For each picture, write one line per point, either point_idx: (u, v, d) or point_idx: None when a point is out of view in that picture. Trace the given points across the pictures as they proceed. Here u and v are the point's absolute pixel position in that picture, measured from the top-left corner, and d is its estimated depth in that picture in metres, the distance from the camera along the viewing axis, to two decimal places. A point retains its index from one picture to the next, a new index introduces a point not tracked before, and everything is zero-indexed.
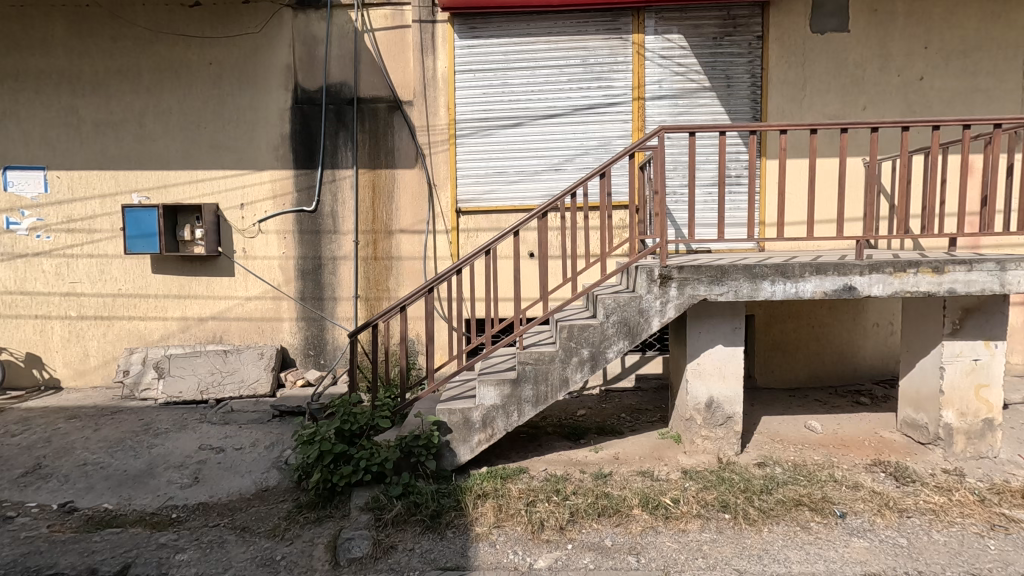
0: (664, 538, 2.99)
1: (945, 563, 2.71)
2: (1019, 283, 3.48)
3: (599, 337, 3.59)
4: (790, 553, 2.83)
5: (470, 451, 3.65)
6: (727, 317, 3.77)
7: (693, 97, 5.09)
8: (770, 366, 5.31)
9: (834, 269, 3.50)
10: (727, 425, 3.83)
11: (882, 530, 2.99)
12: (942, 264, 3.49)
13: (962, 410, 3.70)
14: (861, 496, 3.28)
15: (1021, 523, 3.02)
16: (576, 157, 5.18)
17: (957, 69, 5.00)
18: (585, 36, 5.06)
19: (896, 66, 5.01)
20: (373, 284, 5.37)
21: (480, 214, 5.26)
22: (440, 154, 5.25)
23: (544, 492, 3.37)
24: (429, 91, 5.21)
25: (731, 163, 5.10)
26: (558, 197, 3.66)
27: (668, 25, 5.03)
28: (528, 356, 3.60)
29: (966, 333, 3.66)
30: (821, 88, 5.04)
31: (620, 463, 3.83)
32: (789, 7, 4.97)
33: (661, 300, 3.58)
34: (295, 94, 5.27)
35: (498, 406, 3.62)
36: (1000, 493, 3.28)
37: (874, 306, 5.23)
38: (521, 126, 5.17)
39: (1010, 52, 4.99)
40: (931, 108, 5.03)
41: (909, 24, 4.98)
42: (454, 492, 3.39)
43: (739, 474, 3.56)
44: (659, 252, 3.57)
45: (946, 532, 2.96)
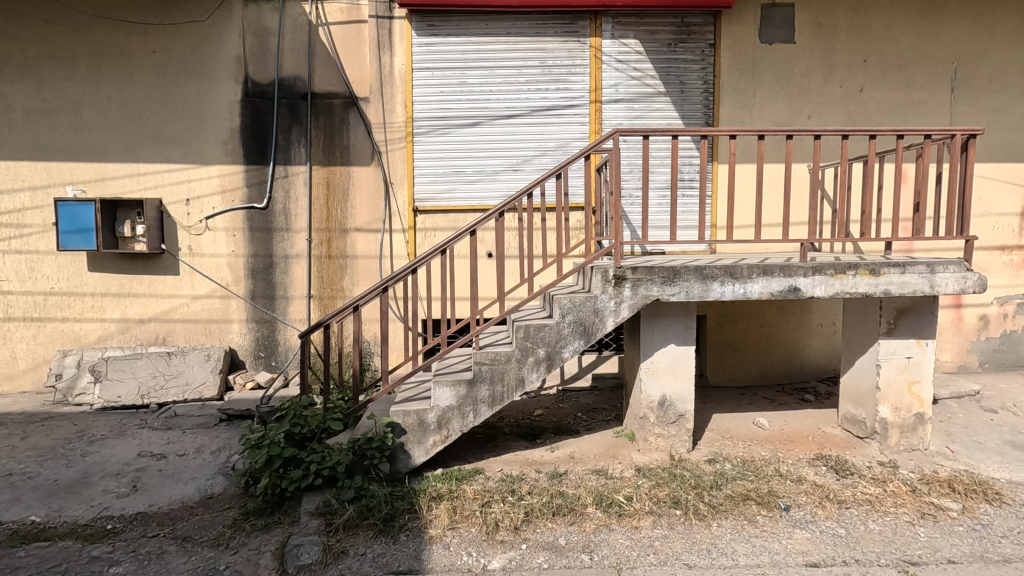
0: (617, 536, 3.03)
1: (879, 551, 2.84)
2: (947, 285, 3.68)
3: (554, 337, 3.61)
4: (737, 546, 2.91)
5: (426, 452, 3.61)
6: (679, 317, 3.85)
7: (648, 101, 5.19)
8: (721, 365, 5.47)
9: (780, 270, 3.63)
10: (679, 422, 3.93)
11: (823, 522, 3.11)
12: (878, 266, 3.67)
13: (897, 405, 3.90)
14: (804, 489, 3.41)
15: (949, 511, 3.20)
16: (534, 158, 5.20)
17: (893, 82, 5.28)
18: (543, 37, 5.09)
19: (839, 77, 5.25)
20: (327, 283, 5.24)
21: (438, 214, 5.21)
22: (397, 151, 5.17)
23: (499, 493, 3.37)
24: (385, 88, 5.13)
25: (684, 167, 5.23)
26: (515, 197, 3.64)
27: (625, 29, 5.11)
28: (484, 356, 3.58)
29: (901, 332, 3.85)
30: (770, 96, 5.23)
31: (575, 462, 3.87)
32: (740, 17, 5.14)
33: (616, 300, 3.62)
34: (246, 87, 5.10)
35: (454, 407, 3.59)
36: (930, 483, 3.47)
37: (819, 307, 5.46)
38: (480, 125, 5.15)
39: (941, 67, 5.30)
40: (870, 118, 5.29)
41: (850, 37, 5.22)
42: (409, 494, 3.34)
43: (690, 470, 3.65)
44: (614, 252, 3.61)
45: (881, 522, 3.10)
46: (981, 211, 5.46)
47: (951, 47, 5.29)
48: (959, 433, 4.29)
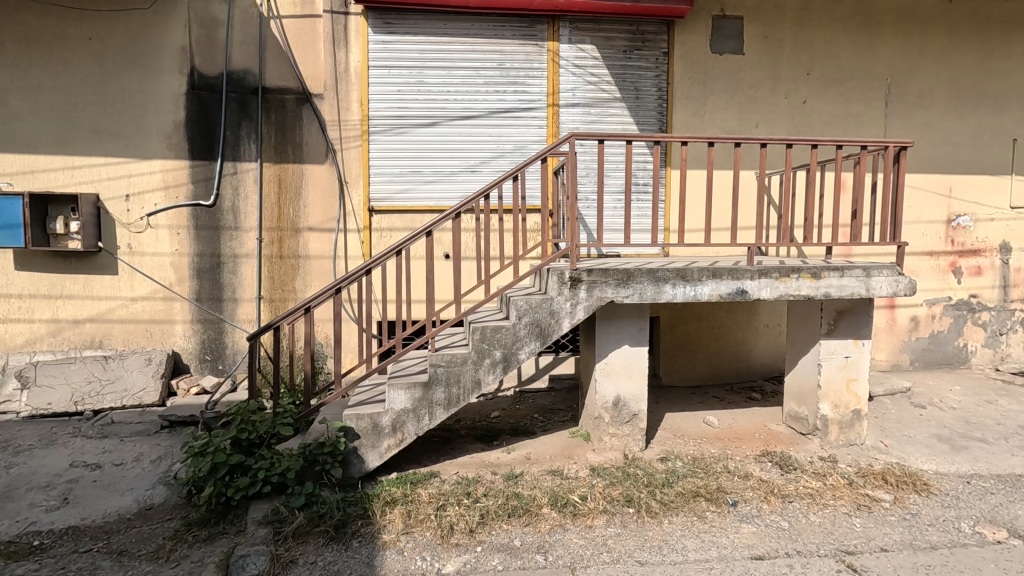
0: (571, 535, 3.05)
1: (819, 542, 2.97)
2: (882, 288, 3.89)
3: (511, 338, 3.61)
4: (687, 542, 2.98)
5: (380, 457, 3.54)
6: (633, 318, 3.93)
7: (604, 106, 5.28)
8: (674, 365, 5.61)
9: (728, 273, 3.76)
10: (633, 422, 4.00)
11: (768, 515, 3.23)
12: (820, 270, 3.83)
13: (836, 402, 4.09)
14: (750, 484, 3.53)
15: (882, 502, 3.38)
16: (492, 159, 5.20)
17: (834, 94, 5.55)
18: (501, 40, 5.10)
19: (784, 88, 5.48)
20: (278, 284, 5.08)
21: (394, 214, 5.14)
22: (352, 150, 5.07)
23: (454, 496, 3.34)
24: (340, 85, 5.02)
25: (638, 172, 5.35)
26: (472, 198, 3.62)
27: (582, 35, 5.19)
28: (440, 358, 3.56)
29: (840, 332, 4.05)
30: (720, 105, 5.41)
31: (531, 463, 3.89)
32: (692, 27, 5.29)
33: (572, 301, 3.66)
34: (191, 79, 4.89)
35: (409, 410, 3.55)
36: (866, 476, 3.65)
37: (766, 308, 5.67)
38: (437, 125, 5.11)
39: (877, 82, 5.60)
40: (813, 129, 5.55)
41: (794, 51, 5.46)
42: (361, 499, 3.28)
43: (643, 469, 3.72)
44: (570, 255, 3.65)
45: (820, 514, 3.25)
46: (913, 219, 5.80)
47: (885, 64, 5.60)
48: (891, 428, 4.54)
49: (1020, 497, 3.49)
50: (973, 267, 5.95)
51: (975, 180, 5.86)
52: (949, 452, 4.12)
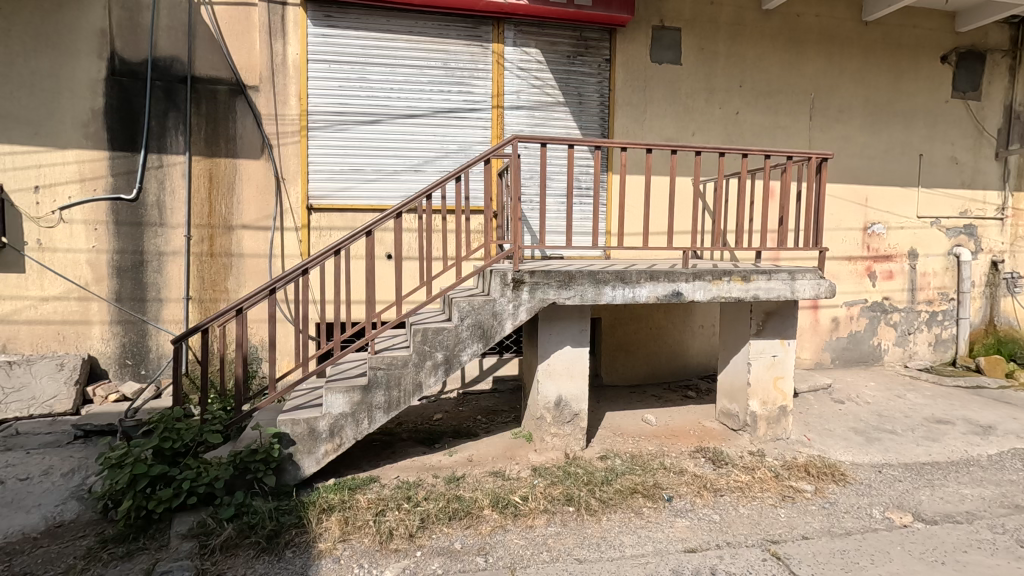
0: (512, 536, 3.06)
1: (748, 533, 3.11)
2: (806, 291, 4.13)
3: (453, 340, 3.59)
4: (625, 538, 3.05)
5: (317, 463, 3.43)
6: (575, 319, 3.98)
7: (548, 110, 5.34)
8: (615, 365, 5.74)
9: (665, 275, 3.88)
10: (574, 422, 4.06)
11: (701, 509, 3.36)
12: (749, 273, 4.02)
13: (764, 399, 4.30)
14: (685, 480, 3.67)
15: (804, 492, 3.58)
16: (436, 159, 5.15)
17: (764, 107, 5.85)
18: (446, 39, 5.07)
19: (719, 99, 5.72)
20: (208, 284, 4.83)
21: (335, 212, 4.99)
22: (290, 145, 4.89)
23: (395, 500, 3.28)
24: (277, 78, 4.84)
25: (581, 176, 5.45)
26: (414, 198, 3.55)
27: (526, 38, 5.23)
28: (380, 361, 3.49)
29: (768, 333, 4.26)
30: (659, 113, 5.59)
31: (473, 465, 3.87)
32: (633, 36, 5.43)
33: (514, 303, 3.68)
34: (111, 65, 4.58)
35: (347, 414, 3.45)
36: (791, 468, 3.87)
37: (700, 309, 5.90)
38: (380, 123, 5.02)
39: (802, 97, 5.95)
40: (745, 139, 5.83)
41: (728, 63, 5.71)
42: (296, 508, 3.16)
43: (583, 467, 3.79)
44: (513, 257, 3.67)
45: (749, 506, 3.41)
46: (833, 226, 6.20)
47: (810, 80, 5.95)
48: (814, 422, 4.82)
49: (924, 483, 3.79)
50: (886, 271, 6.42)
51: (887, 191, 6.33)
52: (863, 443, 4.43)
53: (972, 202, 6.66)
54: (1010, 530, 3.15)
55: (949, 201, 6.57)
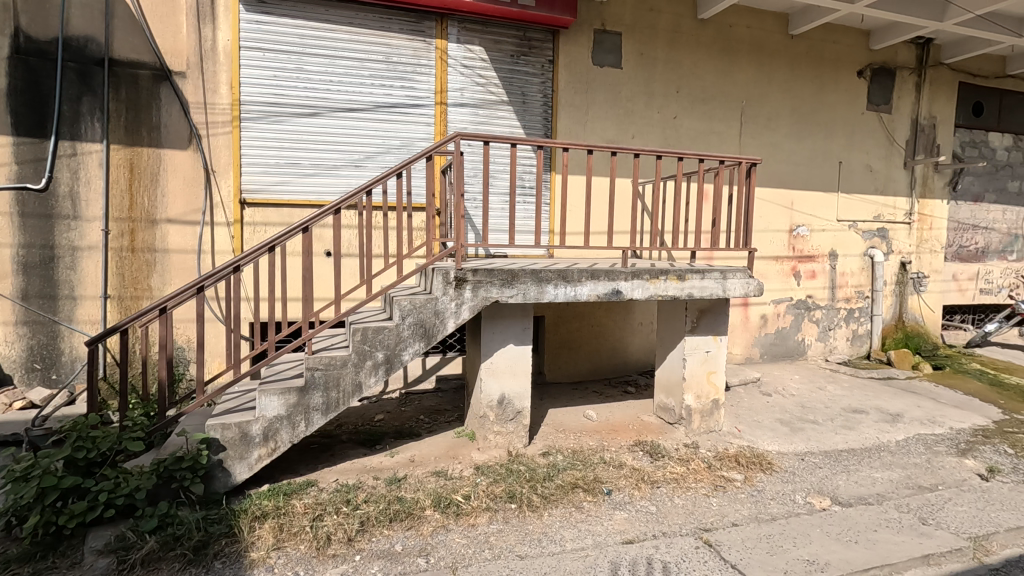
0: (453, 535, 3.04)
1: (682, 522, 3.24)
2: (736, 289, 4.32)
3: (394, 339, 3.53)
4: (565, 533, 3.10)
5: (249, 469, 3.28)
6: (518, 318, 4.00)
7: (492, 109, 5.34)
8: (558, 363, 5.82)
9: (605, 275, 3.96)
10: (517, 419, 4.09)
11: (639, 501, 3.46)
12: (685, 272, 4.17)
13: (698, 394, 4.48)
14: (624, 473, 3.77)
15: (734, 481, 3.76)
16: (377, 155, 5.04)
17: (699, 112, 6.09)
18: (388, 33, 4.97)
19: (658, 103, 5.91)
20: (128, 282, 4.53)
21: (270, 207, 4.80)
22: (220, 136, 4.65)
23: (333, 504, 3.19)
24: (207, 64, 4.59)
25: (524, 175, 5.49)
26: (355, 193, 3.45)
27: (470, 35, 5.20)
28: (318, 361, 3.39)
29: (701, 330, 4.44)
30: (601, 115, 5.71)
31: (415, 466, 3.82)
32: (575, 38, 5.51)
33: (456, 301, 3.65)
34: (16, 42, 4.20)
35: (282, 417, 3.33)
36: (723, 459, 4.05)
37: (639, 308, 6.07)
38: (318, 116, 4.86)
39: (734, 104, 6.23)
40: (681, 142, 6.04)
41: (666, 69, 5.89)
42: (226, 517, 3.01)
43: (525, 464, 3.82)
44: (455, 254, 3.64)
45: (683, 496, 3.55)
46: (762, 228, 6.53)
47: (742, 88, 6.24)
48: (744, 415, 5.07)
49: (841, 469, 4.06)
50: (809, 271, 6.83)
51: (811, 195, 6.74)
52: (788, 433, 4.70)
53: (885, 208, 7.19)
54: (914, 509, 3.43)
55: (865, 206, 7.07)
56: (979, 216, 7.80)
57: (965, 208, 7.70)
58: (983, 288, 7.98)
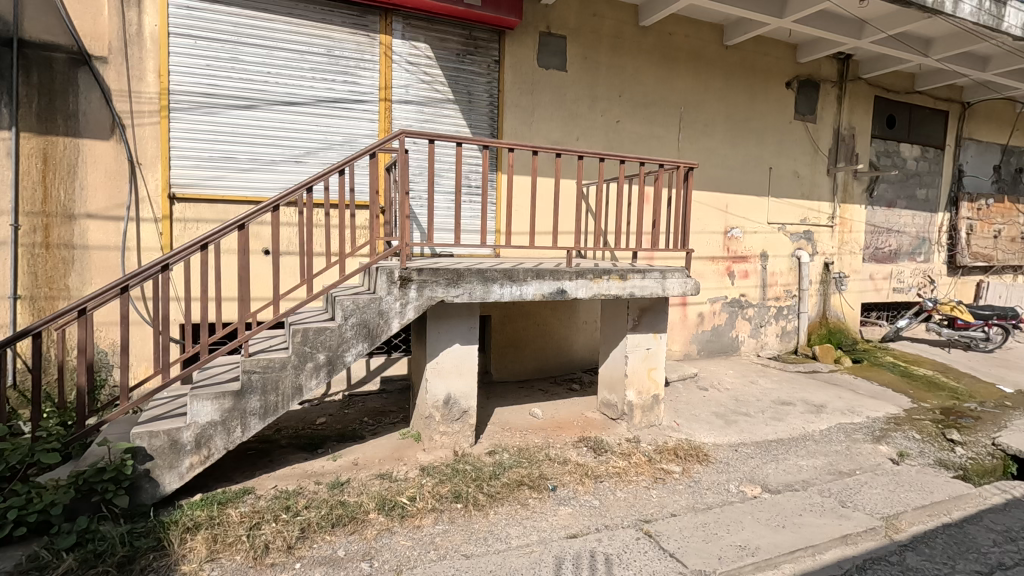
0: (398, 538, 3.00)
1: (623, 515, 3.34)
2: (675, 289, 4.49)
3: (336, 341, 3.45)
4: (510, 530, 3.13)
5: (180, 478, 3.12)
6: (464, 317, 4.00)
7: (437, 107, 5.30)
8: (504, 362, 5.85)
9: (550, 274, 4.02)
10: (463, 419, 4.08)
11: (582, 496, 3.54)
12: (626, 272, 4.29)
13: (640, 390, 4.62)
14: (568, 469, 3.84)
15: (673, 473, 3.91)
16: (318, 151, 4.90)
17: (640, 116, 6.27)
18: (330, 25, 4.84)
19: (601, 107, 6.05)
20: (42, 281, 4.20)
21: (203, 203, 4.57)
22: (147, 127, 4.40)
23: (271, 512, 3.08)
24: (131, 50, 4.31)
25: (469, 174, 5.48)
26: (295, 190, 3.33)
27: (415, 32, 5.14)
28: (255, 363, 3.26)
29: (642, 328, 4.58)
30: (546, 116, 5.78)
31: (358, 469, 3.75)
32: (521, 39, 5.55)
33: (401, 301, 3.61)
34: None
35: (216, 423, 3.18)
36: (663, 452, 4.20)
37: (584, 307, 6.19)
38: (255, 109, 4.67)
39: (673, 110, 6.45)
40: (623, 146, 6.22)
41: (609, 73, 6.04)
42: (154, 529, 2.85)
43: (471, 464, 3.82)
44: (400, 254, 3.59)
45: (625, 489, 3.65)
46: (699, 230, 6.81)
47: (680, 95, 6.48)
48: (682, 409, 5.28)
49: (770, 458, 4.30)
50: (742, 271, 7.18)
51: (743, 199, 7.08)
52: (723, 425, 4.93)
53: (810, 211, 7.66)
54: (835, 493, 3.67)
55: (792, 210, 7.50)
56: (892, 220, 8.44)
57: (881, 213, 8.31)
58: (896, 286, 8.64)
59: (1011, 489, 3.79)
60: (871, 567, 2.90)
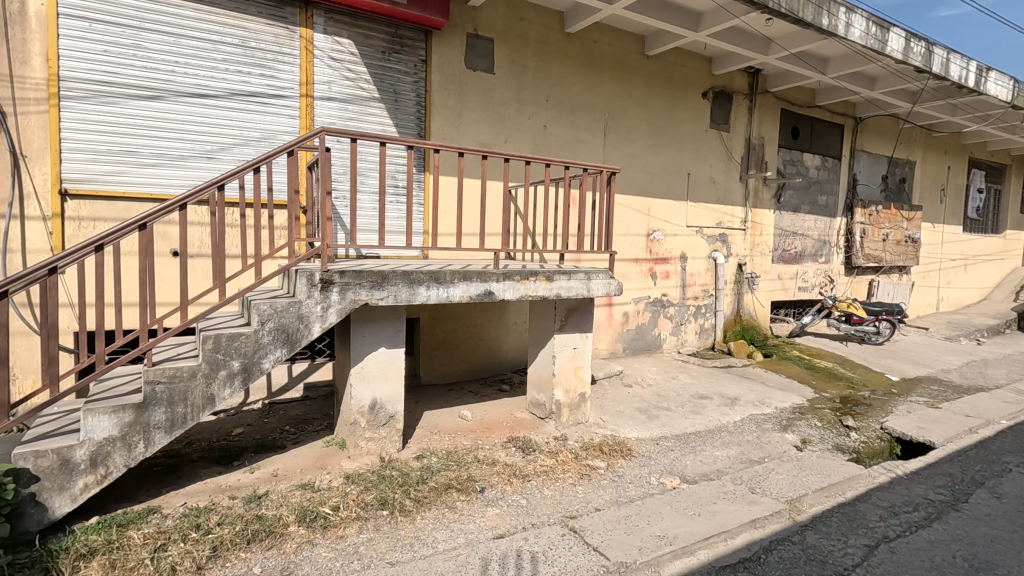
0: (320, 550, 2.90)
1: (550, 513, 3.39)
2: (600, 289, 4.62)
3: (252, 347, 3.28)
4: (437, 534, 3.10)
5: (72, 501, 2.85)
6: (389, 320, 3.92)
7: (362, 105, 5.17)
8: (434, 364, 5.80)
9: (477, 276, 4.02)
10: (389, 424, 4.00)
11: (510, 496, 3.56)
12: (553, 273, 4.37)
13: (567, 388, 4.72)
14: (497, 470, 3.86)
15: (598, 469, 4.02)
16: (233, 147, 4.65)
17: (566, 121, 6.41)
18: (245, 15, 4.60)
19: (529, 110, 6.13)
20: None
21: (100, 200, 4.21)
22: (33, 115, 3.98)
23: (179, 531, 2.88)
24: (12, 29, 3.89)
25: (396, 174, 5.38)
26: (204, 188, 3.13)
27: (338, 27, 4.99)
28: (160, 373, 3.04)
29: (569, 328, 4.67)
30: (474, 118, 5.79)
31: (278, 480, 3.59)
32: (448, 40, 5.52)
33: (322, 304, 3.49)
34: None
35: (115, 439, 2.93)
36: (589, 449, 4.31)
37: (513, 308, 6.25)
38: (160, 100, 4.36)
39: (598, 115, 6.64)
40: (550, 150, 6.34)
41: (535, 77, 6.12)
42: (40, 559, 2.59)
43: (398, 469, 3.76)
44: (321, 256, 3.47)
45: (552, 487, 3.72)
46: (623, 232, 7.03)
47: (604, 101, 6.68)
48: (608, 406, 5.45)
49: (688, 450, 4.52)
50: (664, 272, 7.52)
51: (664, 204, 7.40)
52: (645, 420, 5.14)
53: (725, 216, 8.13)
54: (746, 480, 3.91)
55: (708, 214, 7.93)
56: (797, 224, 9.11)
57: (787, 218, 8.95)
58: (801, 286, 9.33)
59: (895, 468, 4.19)
60: (775, 548, 3.11)
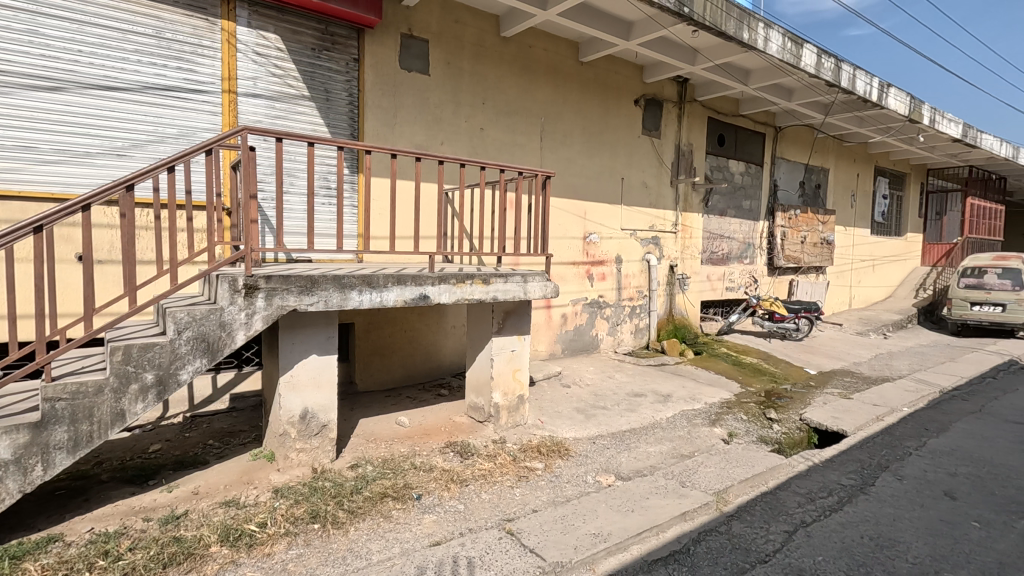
0: (244, 569, 2.75)
1: (487, 517, 3.38)
2: (537, 292, 4.65)
3: (168, 358, 3.09)
4: (372, 545, 3.01)
5: None
6: (320, 326, 3.79)
7: (290, 103, 4.97)
8: (370, 370, 5.66)
9: (412, 280, 3.95)
10: (322, 433, 3.86)
11: (447, 502, 3.52)
12: (489, 276, 4.35)
13: (505, 390, 4.72)
14: (434, 476, 3.81)
15: (536, 470, 4.05)
16: (147, 144, 4.35)
17: (503, 124, 6.44)
18: (159, 4, 4.33)
19: (465, 113, 6.11)
20: None
21: None
22: None
23: (84, 560, 2.65)
24: None
25: (328, 175, 5.21)
26: (111, 187, 2.90)
27: (264, 21, 4.79)
28: (61, 389, 2.79)
29: (507, 330, 4.68)
30: (409, 119, 5.70)
31: (199, 498, 3.38)
32: (381, 40, 5.42)
33: (247, 311, 3.33)
34: None
35: (7, 463, 2.66)
36: (527, 450, 4.34)
37: (452, 311, 6.21)
38: (61, 92, 4.02)
39: (534, 119, 6.71)
40: (488, 153, 6.35)
41: (472, 80, 6.11)
42: None
43: (331, 480, 3.63)
44: (244, 260, 3.31)
45: (490, 491, 3.71)
46: (560, 235, 7.13)
47: (540, 105, 6.76)
48: (547, 407, 5.51)
49: (623, 448, 4.63)
50: (600, 274, 7.69)
51: (600, 207, 7.58)
52: (582, 420, 5.23)
53: (657, 219, 8.42)
54: (677, 474, 4.06)
55: (641, 217, 8.18)
56: (724, 227, 9.56)
57: (715, 221, 9.38)
58: (729, 286, 9.80)
59: (811, 457, 4.47)
60: (704, 539, 3.23)
